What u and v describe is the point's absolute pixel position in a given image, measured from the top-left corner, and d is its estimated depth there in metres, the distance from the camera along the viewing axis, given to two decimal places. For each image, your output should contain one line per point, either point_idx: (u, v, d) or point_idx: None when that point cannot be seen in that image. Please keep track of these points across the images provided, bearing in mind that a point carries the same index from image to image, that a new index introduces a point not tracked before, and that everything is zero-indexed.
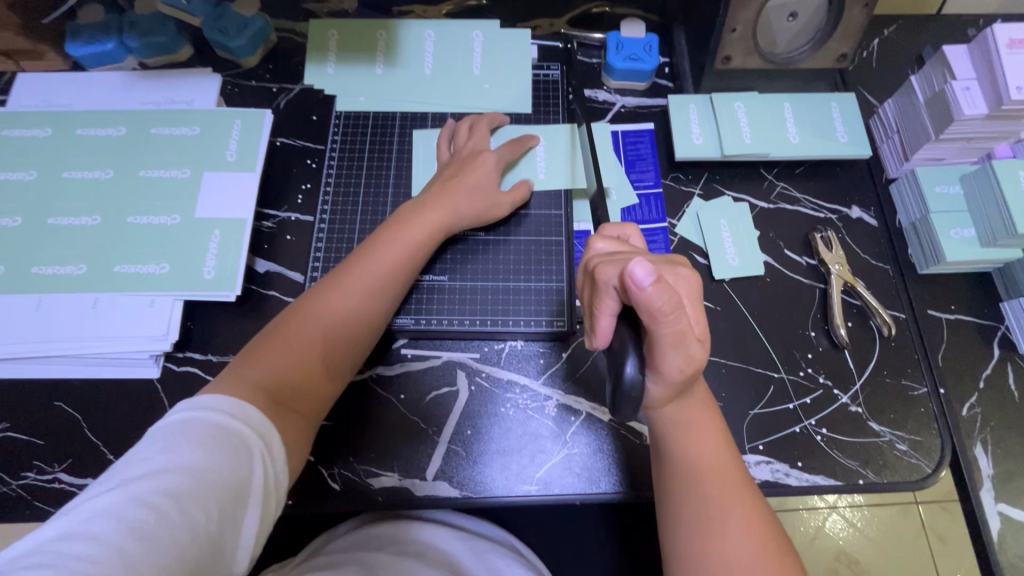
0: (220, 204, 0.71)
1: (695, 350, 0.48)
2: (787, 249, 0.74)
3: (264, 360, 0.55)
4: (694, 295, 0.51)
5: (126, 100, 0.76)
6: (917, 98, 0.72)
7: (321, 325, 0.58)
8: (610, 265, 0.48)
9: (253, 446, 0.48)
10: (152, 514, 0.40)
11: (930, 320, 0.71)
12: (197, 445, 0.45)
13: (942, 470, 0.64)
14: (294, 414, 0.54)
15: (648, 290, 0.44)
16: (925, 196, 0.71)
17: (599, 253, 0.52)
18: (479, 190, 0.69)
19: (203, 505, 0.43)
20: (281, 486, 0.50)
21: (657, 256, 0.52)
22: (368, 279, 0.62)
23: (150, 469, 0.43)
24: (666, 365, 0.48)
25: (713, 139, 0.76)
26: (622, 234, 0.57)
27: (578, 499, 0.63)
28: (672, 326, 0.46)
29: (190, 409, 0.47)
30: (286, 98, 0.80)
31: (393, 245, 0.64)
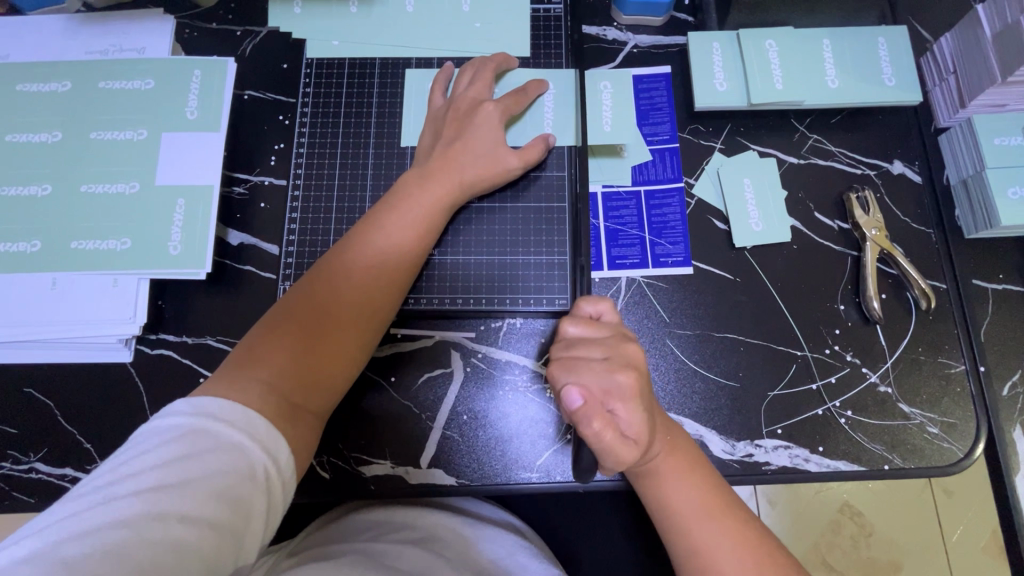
0: (182, 169, 0.64)
1: (625, 457, 0.47)
2: (818, 212, 0.66)
3: (266, 359, 0.50)
4: (641, 394, 0.49)
5: (69, 49, 0.67)
6: (983, 32, 0.62)
7: (326, 317, 0.53)
8: (554, 370, 0.51)
9: (255, 459, 0.43)
10: (135, 538, 0.37)
11: (974, 291, 0.64)
12: (190, 458, 0.41)
13: (976, 454, 0.59)
14: (302, 416, 0.50)
15: (575, 410, 0.47)
16: (981, 150, 0.62)
17: (564, 342, 0.52)
18: (481, 155, 0.61)
19: (195, 529, 0.39)
20: (287, 498, 0.46)
21: (610, 353, 0.51)
22: (375, 263, 0.56)
23: (139, 484, 0.39)
24: (605, 468, 0.49)
25: (739, 85, 0.66)
26: (597, 310, 0.54)
27: (580, 486, 0.59)
28: (596, 441, 0.47)
29: (189, 414, 0.43)
30: (251, 43, 0.70)
31: (399, 223, 0.58)
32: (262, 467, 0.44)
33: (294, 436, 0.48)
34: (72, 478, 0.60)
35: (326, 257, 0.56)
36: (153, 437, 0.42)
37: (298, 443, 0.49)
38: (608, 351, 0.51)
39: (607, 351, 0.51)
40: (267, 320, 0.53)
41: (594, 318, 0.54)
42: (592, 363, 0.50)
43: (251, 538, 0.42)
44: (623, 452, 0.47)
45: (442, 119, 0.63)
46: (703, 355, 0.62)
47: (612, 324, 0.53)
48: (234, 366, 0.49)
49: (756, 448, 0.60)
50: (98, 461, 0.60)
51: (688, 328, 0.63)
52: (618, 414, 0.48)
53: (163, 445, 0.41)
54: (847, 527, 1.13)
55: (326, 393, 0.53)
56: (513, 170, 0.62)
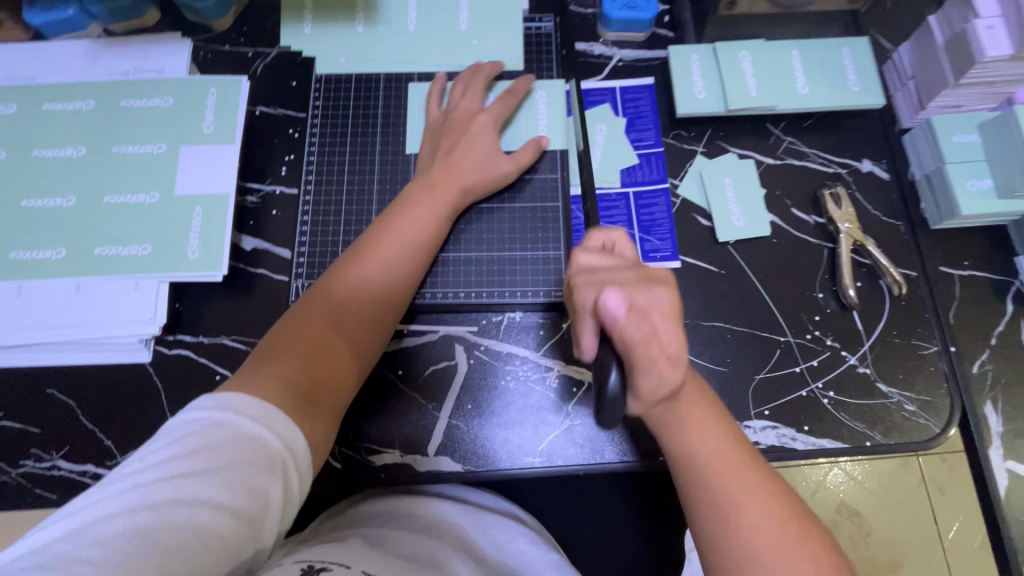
0: (199, 179, 0.68)
1: (666, 376, 0.46)
2: (794, 208, 0.71)
3: (285, 359, 0.53)
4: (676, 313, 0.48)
5: (92, 70, 0.72)
6: (936, 41, 0.67)
7: (339, 318, 0.57)
8: (581, 290, 0.49)
9: (273, 450, 0.46)
10: (160, 522, 0.40)
11: (942, 277, 0.68)
12: (211, 448, 0.44)
13: (951, 429, 0.63)
14: (320, 410, 0.53)
15: (619, 319, 0.45)
16: (941, 146, 0.67)
17: (582, 266, 0.51)
18: (478, 161, 0.66)
19: (217, 514, 0.42)
20: (304, 487, 0.49)
21: (637, 273, 0.49)
22: (386, 267, 0.60)
23: (164, 472, 0.42)
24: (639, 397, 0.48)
25: (717, 92, 0.72)
26: (608, 239, 0.54)
27: (581, 469, 0.63)
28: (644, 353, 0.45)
29: (212, 407, 0.46)
30: (263, 63, 0.75)
31: (408, 229, 0.61)
32: (280, 456, 0.46)
33: (315, 429, 0.51)
34: (93, 474, 0.62)
35: (339, 262, 0.60)
36: (178, 428, 0.45)
37: (318, 435, 0.51)
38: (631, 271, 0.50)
39: (636, 273, 0.49)
40: (285, 322, 0.56)
41: (606, 248, 0.53)
42: (623, 282, 0.48)
43: (270, 524, 0.45)
44: (664, 368, 0.46)
45: (439, 130, 0.68)
46: (692, 343, 0.66)
47: (626, 254, 0.53)
48: (257, 364, 0.52)
49: (745, 428, 0.63)
50: (118, 457, 0.63)
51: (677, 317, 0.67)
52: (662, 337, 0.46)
53: (186, 436, 0.44)
54: (844, 524, 1.15)
55: (342, 389, 0.56)
56: (507, 173, 0.67)
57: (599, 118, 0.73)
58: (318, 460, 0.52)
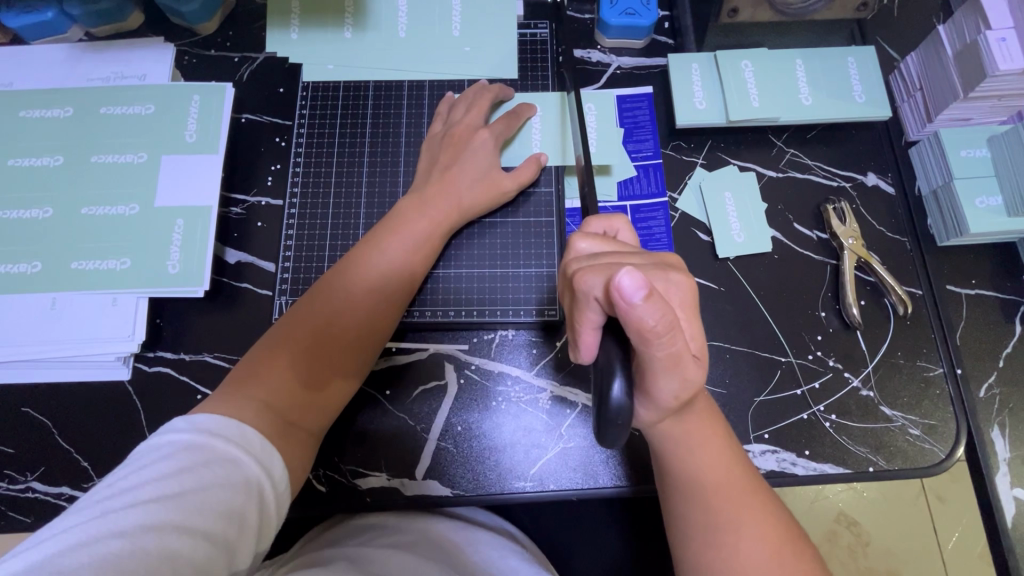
0: (181, 191, 0.66)
1: (690, 371, 0.43)
2: (797, 223, 0.68)
3: (263, 376, 0.51)
4: (687, 310, 0.45)
5: (72, 76, 0.69)
6: (946, 51, 0.65)
7: (323, 333, 0.55)
8: (591, 274, 0.43)
9: (250, 472, 0.44)
10: (131, 548, 0.37)
11: (949, 296, 0.66)
12: (187, 471, 0.42)
13: (957, 455, 0.61)
14: (296, 433, 0.51)
15: (638, 309, 0.38)
16: (949, 160, 0.65)
17: (579, 256, 0.47)
18: (477, 179, 0.64)
19: (191, 538, 0.39)
20: (279, 514, 0.47)
21: (648, 259, 0.46)
22: (373, 285, 0.58)
23: (136, 496, 0.40)
24: (661, 391, 0.44)
25: (718, 103, 0.70)
26: (610, 228, 0.51)
27: (574, 494, 0.61)
28: (667, 345, 0.40)
29: (185, 430, 0.44)
30: (249, 69, 0.72)
31: (398, 246, 0.59)
32: (257, 480, 0.45)
33: (289, 454, 0.50)
34: (69, 497, 0.60)
35: (326, 277, 0.58)
36: (149, 452, 0.43)
37: (292, 461, 0.50)
38: (644, 258, 0.46)
39: (647, 258, 0.46)
40: (266, 339, 0.55)
41: (608, 235, 0.51)
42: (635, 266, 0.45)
43: (243, 551, 0.43)
44: (691, 366, 0.43)
45: (439, 146, 0.66)
46: None
47: (629, 243, 0.51)
48: (233, 383, 0.51)
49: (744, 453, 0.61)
50: (95, 479, 0.61)
51: None
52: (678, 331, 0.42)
53: (159, 459, 0.42)
54: (843, 537, 1.13)
55: (323, 410, 0.54)
56: (507, 191, 0.65)
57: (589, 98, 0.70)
58: (295, 486, 0.50)
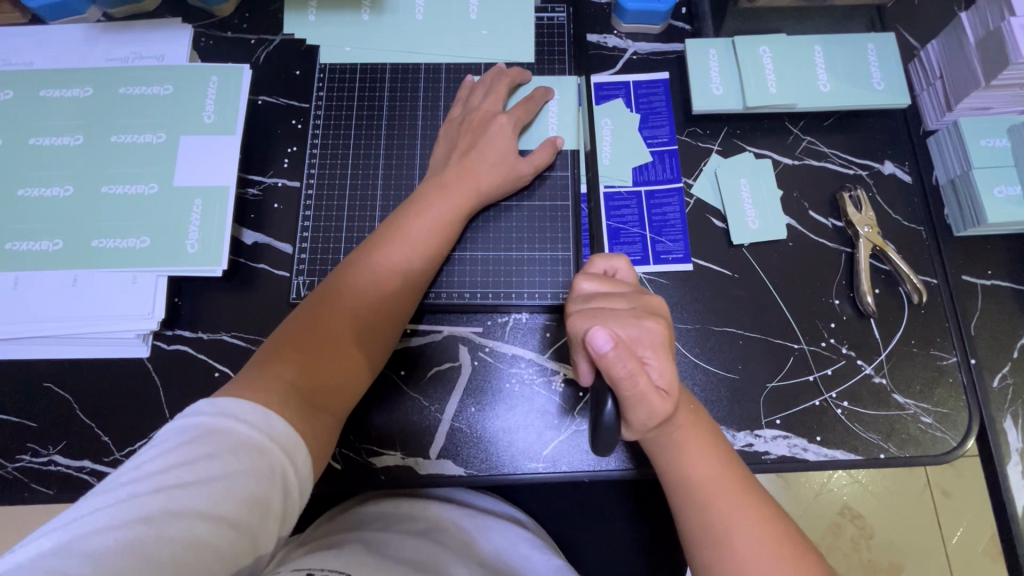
0: (199, 171, 0.66)
1: (657, 403, 0.47)
2: (812, 211, 0.68)
3: (289, 360, 0.52)
4: (667, 342, 0.50)
5: (90, 56, 0.70)
6: (968, 38, 0.65)
7: (346, 318, 0.55)
8: (577, 318, 0.50)
9: (274, 459, 0.45)
10: (154, 534, 0.39)
11: (964, 286, 0.66)
12: (210, 458, 0.42)
13: (969, 444, 0.61)
14: (323, 415, 0.52)
15: (606, 355, 0.45)
16: (968, 150, 0.65)
17: (581, 295, 0.53)
18: (496, 164, 0.64)
19: (214, 525, 0.41)
20: (303, 496, 0.47)
21: (634, 304, 0.52)
22: (394, 271, 0.58)
23: (160, 482, 0.41)
24: (634, 419, 0.48)
25: (735, 89, 0.69)
26: (610, 266, 0.56)
27: (586, 476, 0.61)
28: (631, 386, 0.46)
29: (210, 414, 0.45)
30: (266, 51, 0.73)
31: (418, 231, 0.60)
32: (280, 466, 0.45)
33: (314, 435, 0.50)
34: (90, 470, 0.61)
35: (346, 263, 0.59)
36: (174, 435, 0.44)
37: (318, 441, 0.50)
38: (632, 302, 0.52)
39: (630, 302, 0.52)
40: (288, 324, 0.55)
41: (608, 274, 0.56)
42: (619, 311, 0.50)
43: (268, 533, 0.44)
44: (653, 399, 0.47)
45: (457, 131, 0.66)
46: (703, 349, 0.64)
47: (628, 281, 0.55)
48: (257, 368, 0.51)
49: (756, 438, 0.62)
50: (115, 453, 0.62)
51: (688, 322, 0.65)
52: (650, 364, 0.49)
53: (183, 444, 0.43)
54: (847, 530, 1.14)
55: (345, 393, 0.55)
56: (523, 175, 0.65)
57: (605, 113, 0.71)
58: (319, 466, 0.51)
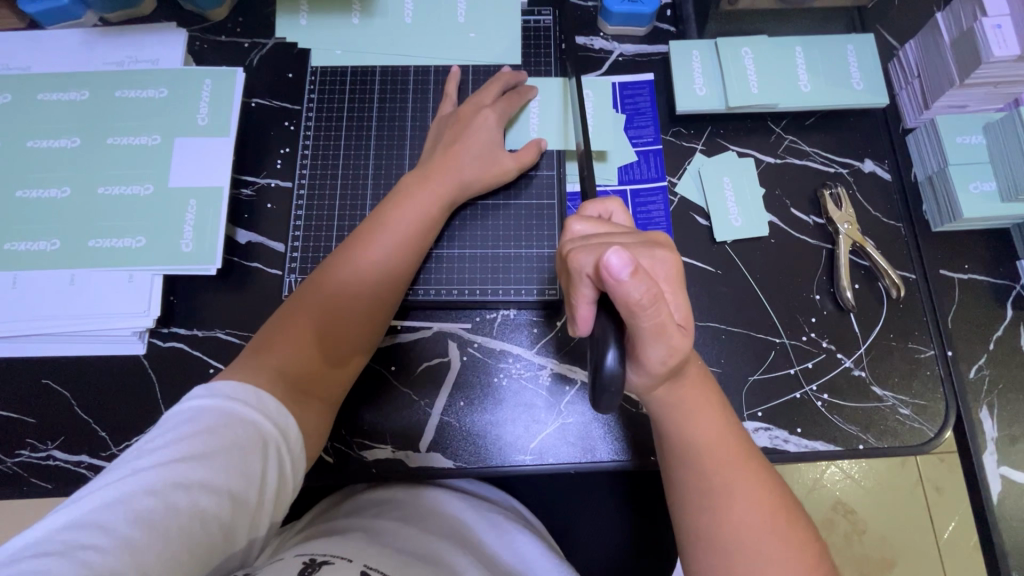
0: (193, 172, 0.68)
1: (675, 339, 0.45)
2: (793, 208, 0.70)
3: (280, 347, 0.54)
4: (682, 276, 0.48)
5: (86, 60, 0.71)
6: (943, 38, 0.66)
7: (335, 305, 0.57)
8: (578, 253, 0.46)
9: (268, 434, 0.47)
10: (161, 505, 0.40)
11: (942, 280, 0.67)
12: (209, 433, 0.44)
13: (945, 434, 0.63)
14: (312, 400, 0.53)
15: (625, 281, 0.41)
16: (945, 147, 0.66)
17: (574, 236, 0.49)
18: (479, 156, 0.65)
19: (216, 496, 0.42)
20: (297, 474, 0.49)
21: (637, 237, 0.49)
22: (379, 259, 0.59)
23: (163, 457, 0.42)
24: (646, 357, 0.45)
25: (717, 89, 0.71)
26: (604, 211, 0.54)
27: (573, 468, 0.63)
28: (653, 316, 0.42)
29: (207, 396, 0.47)
30: (258, 54, 0.74)
31: (402, 221, 0.61)
32: (274, 441, 0.47)
33: (305, 419, 0.52)
34: (88, 465, 0.63)
35: (335, 254, 0.60)
36: (174, 417, 0.45)
37: (308, 425, 0.52)
38: (634, 233, 0.49)
39: (636, 236, 0.49)
40: (279, 313, 0.57)
41: (603, 217, 0.54)
42: (622, 244, 0.47)
43: (266, 506, 0.46)
44: (675, 335, 0.45)
45: (445, 123, 0.68)
46: None
47: (621, 223, 0.53)
48: (250, 354, 0.53)
49: None
50: (112, 448, 0.63)
51: None
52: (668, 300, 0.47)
53: (182, 423, 0.45)
54: (839, 524, 1.15)
55: (337, 378, 0.57)
56: (508, 170, 0.66)
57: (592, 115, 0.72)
58: (311, 449, 0.53)
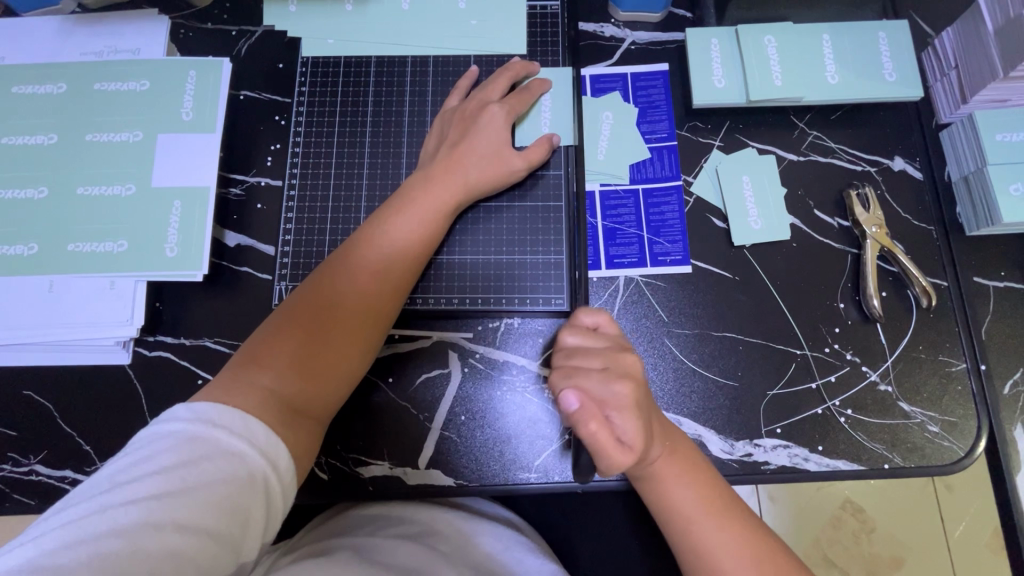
0: (178, 172, 0.64)
1: (617, 460, 0.47)
2: (817, 209, 0.65)
3: (270, 362, 0.50)
4: (636, 404, 0.49)
5: (63, 50, 0.67)
6: (986, 26, 0.61)
7: (329, 316, 0.53)
8: (553, 376, 0.51)
9: (254, 465, 0.43)
10: (131, 548, 0.37)
11: (975, 288, 0.63)
12: (188, 466, 0.41)
13: (977, 453, 0.59)
14: (304, 420, 0.50)
15: (569, 416, 0.47)
16: (983, 146, 0.61)
17: (562, 346, 0.53)
18: (486, 156, 0.61)
19: (192, 537, 0.39)
20: (288, 502, 0.46)
21: (608, 364, 0.51)
22: (372, 271, 0.56)
23: (137, 492, 0.39)
24: (596, 473, 0.49)
25: (738, 81, 0.66)
26: (597, 320, 0.54)
27: (579, 487, 0.59)
28: (591, 444, 0.47)
29: (188, 420, 0.43)
30: (247, 43, 0.69)
31: (402, 227, 0.57)
32: (262, 473, 0.43)
33: (296, 442, 0.48)
34: (72, 480, 0.60)
35: (327, 264, 0.56)
36: (152, 443, 0.42)
37: (299, 448, 0.49)
38: (606, 361, 0.51)
39: (605, 361, 0.51)
40: (266, 327, 0.53)
41: (594, 329, 0.54)
42: (589, 368, 0.50)
43: (251, 541, 0.43)
44: (613, 455, 0.47)
45: (449, 120, 0.64)
46: (702, 355, 0.62)
47: (611, 335, 0.54)
48: (238, 370, 0.49)
49: (755, 447, 0.60)
50: (97, 462, 0.60)
51: (687, 327, 0.63)
52: (615, 422, 0.48)
53: (162, 453, 0.41)
54: (848, 523, 1.12)
55: (330, 396, 0.53)
56: (516, 170, 0.62)
57: (604, 105, 0.68)
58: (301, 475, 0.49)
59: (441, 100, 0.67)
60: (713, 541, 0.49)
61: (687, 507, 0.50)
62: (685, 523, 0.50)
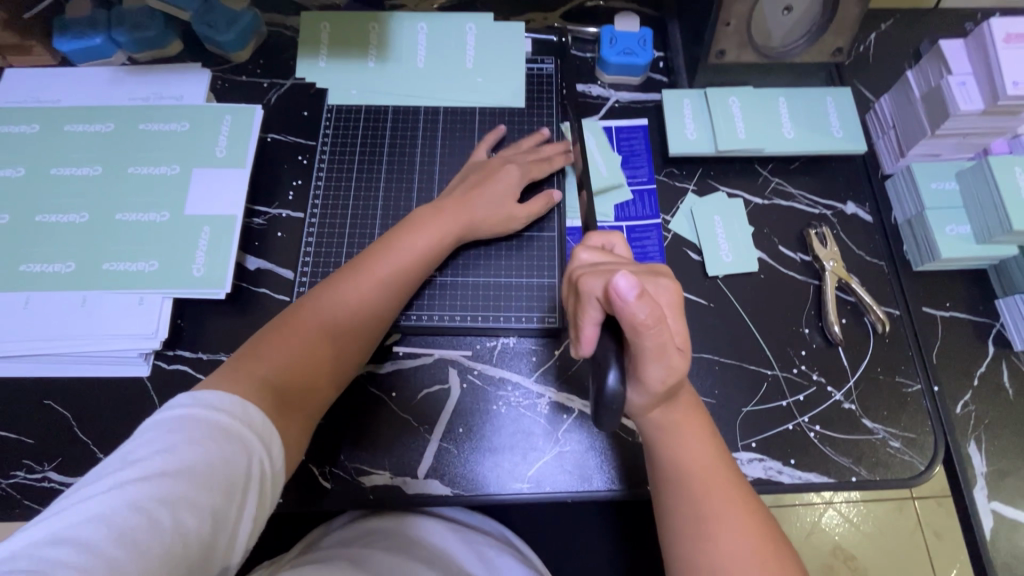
0: (209, 202, 0.71)
1: (676, 363, 0.48)
2: (782, 245, 0.73)
3: (270, 353, 0.55)
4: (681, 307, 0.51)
5: (114, 95, 0.75)
6: (914, 93, 0.72)
7: (328, 319, 0.58)
8: (587, 278, 0.50)
9: (251, 448, 0.47)
10: (144, 520, 0.40)
11: (925, 317, 0.70)
12: (192, 447, 0.44)
13: (936, 467, 0.64)
14: (294, 413, 0.53)
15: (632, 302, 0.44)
16: (921, 192, 0.71)
17: (582, 263, 0.53)
18: (492, 203, 0.69)
19: (200, 512, 0.42)
20: (277, 486, 0.49)
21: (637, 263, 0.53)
22: (378, 280, 0.62)
23: (145, 470, 0.42)
24: (649, 375, 0.49)
25: (707, 134, 0.76)
26: (606, 241, 0.58)
27: (570, 496, 0.63)
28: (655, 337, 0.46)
29: (190, 405, 0.46)
30: (276, 93, 0.79)
31: (405, 248, 0.64)
32: (257, 456, 0.47)
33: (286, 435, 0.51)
34: None
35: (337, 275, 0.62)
36: (156, 423, 0.45)
37: (289, 439, 0.52)
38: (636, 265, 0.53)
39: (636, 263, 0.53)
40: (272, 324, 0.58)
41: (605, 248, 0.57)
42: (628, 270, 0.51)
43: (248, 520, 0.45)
44: (676, 360, 0.48)
45: (474, 172, 0.72)
46: None
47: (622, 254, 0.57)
48: (241, 357, 0.54)
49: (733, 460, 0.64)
50: None
51: None
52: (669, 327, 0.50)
53: (165, 433, 0.44)
54: (840, 570, 1.13)
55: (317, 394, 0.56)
56: (519, 222, 0.69)
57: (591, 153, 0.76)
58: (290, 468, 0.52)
59: (449, 144, 0.76)
60: (718, 511, 0.49)
61: (697, 465, 0.52)
62: (691, 487, 0.51)
